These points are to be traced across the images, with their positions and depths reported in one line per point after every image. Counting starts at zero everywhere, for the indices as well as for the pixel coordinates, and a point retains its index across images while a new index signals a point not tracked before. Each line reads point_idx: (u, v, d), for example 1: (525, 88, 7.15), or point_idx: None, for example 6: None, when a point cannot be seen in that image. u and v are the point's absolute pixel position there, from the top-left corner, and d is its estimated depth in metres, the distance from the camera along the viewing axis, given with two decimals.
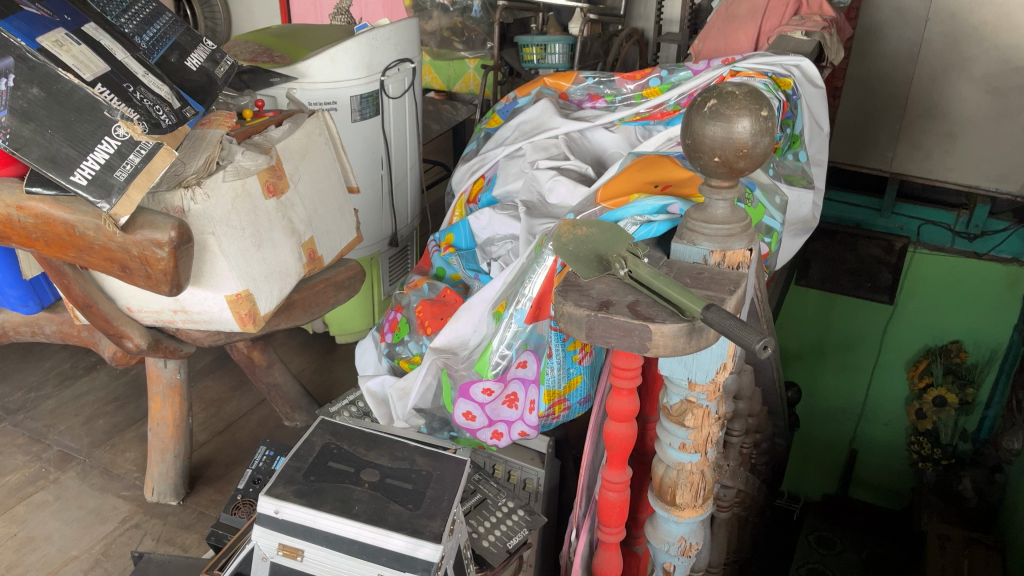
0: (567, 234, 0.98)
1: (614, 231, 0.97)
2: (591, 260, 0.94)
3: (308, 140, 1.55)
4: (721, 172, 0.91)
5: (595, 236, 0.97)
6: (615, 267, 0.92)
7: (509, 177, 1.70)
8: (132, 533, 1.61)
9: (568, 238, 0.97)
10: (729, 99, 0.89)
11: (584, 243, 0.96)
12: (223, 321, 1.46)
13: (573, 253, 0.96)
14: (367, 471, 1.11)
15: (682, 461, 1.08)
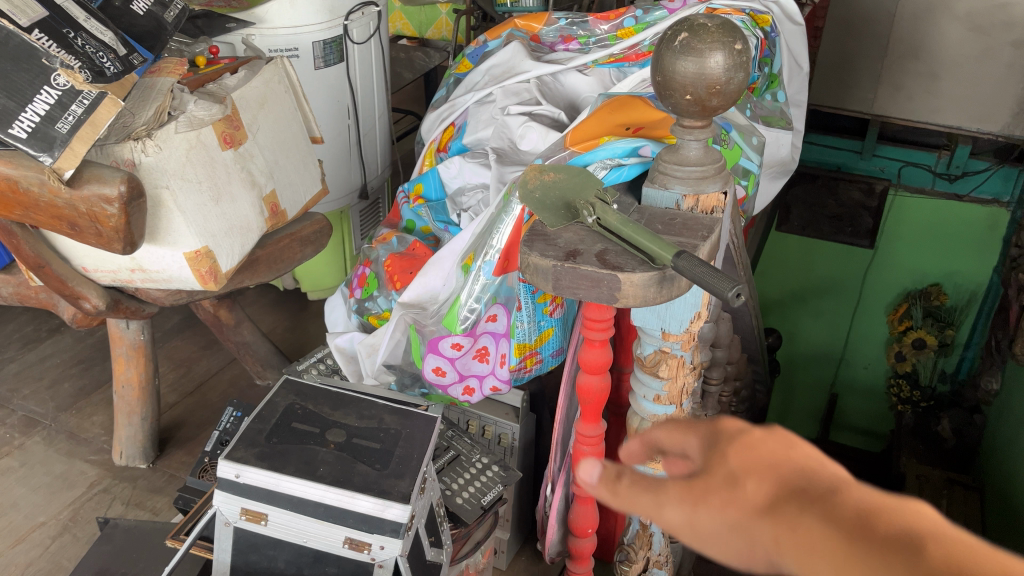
0: (533, 184, 0.94)
1: (583, 179, 0.92)
2: (557, 209, 0.90)
3: (268, 89, 1.49)
4: (694, 111, 0.86)
5: (563, 184, 0.93)
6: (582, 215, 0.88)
7: (479, 125, 1.65)
8: (100, 497, 1.58)
9: (535, 189, 0.94)
10: (700, 32, 0.83)
11: (552, 191, 0.92)
12: (184, 280, 1.41)
13: (540, 203, 0.92)
14: (332, 431, 1.08)
15: (656, 413, 1.06)
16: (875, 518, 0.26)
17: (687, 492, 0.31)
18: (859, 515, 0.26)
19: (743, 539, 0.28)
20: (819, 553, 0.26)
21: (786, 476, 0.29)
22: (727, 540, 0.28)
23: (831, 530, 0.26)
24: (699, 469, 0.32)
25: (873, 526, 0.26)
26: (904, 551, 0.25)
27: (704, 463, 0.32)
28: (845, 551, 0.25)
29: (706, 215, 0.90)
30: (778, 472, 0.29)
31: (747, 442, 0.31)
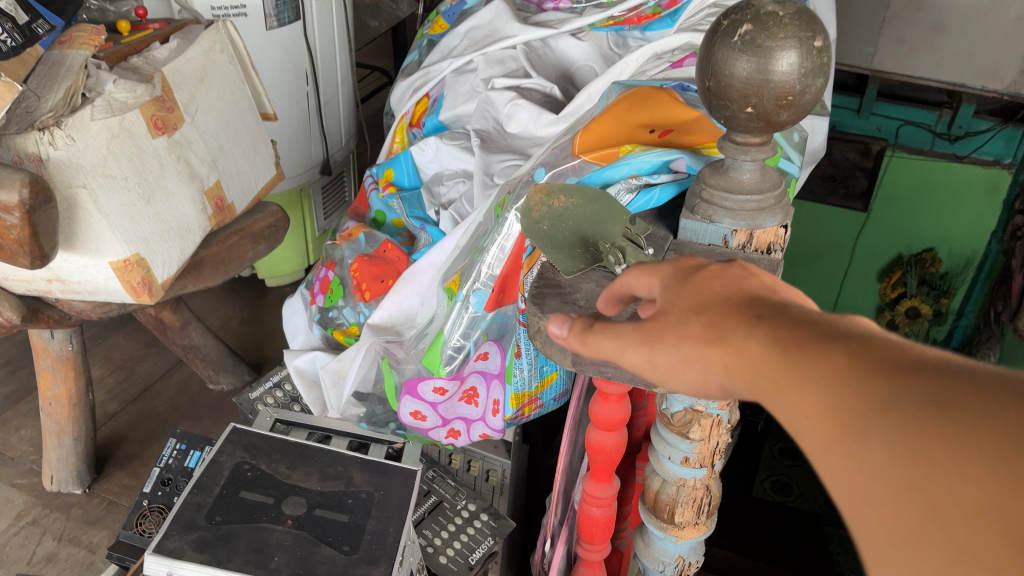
0: (540, 211, 0.74)
1: (604, 212, 0.73)
2: (573, 249, 0.70)
3: (206, 60, 1.25)
4: (755, 126, 0.66)
5: (578, 215, 0.73)
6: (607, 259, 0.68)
7: (458, 99, 1.44)
8: (28, 532, 1.37)
9: (541, 218, 0.73)
10: (769, 22, 0.62)
11: (564, 224, 0.73)
12: (113, 293, 1.18)
13: (549, 239, 0.72)
14: (290, 501, 0.88)
15: (682, 476, 0.89)
16: (792, 321, 0.41)
17: (643, 333, 0.49)
18: (782, 323, 0.41)
19: (696, 364, 0.45)
20: (757, 362, 0.41)
21: (728, 300, 0.46)
22: (682, 365, 0.46)
23: (763, 331, 0.41)
24: (661, 295, 0.50)
25: (790, 326, 0.41)
26: (809, 334, 0.39)
27: (664, 292, 0.50)
28: (767, 349, 0.40)
29: (762, 256, 0.71)
30: (717, 296, 0.47)
31: (699, 283, 0.48)
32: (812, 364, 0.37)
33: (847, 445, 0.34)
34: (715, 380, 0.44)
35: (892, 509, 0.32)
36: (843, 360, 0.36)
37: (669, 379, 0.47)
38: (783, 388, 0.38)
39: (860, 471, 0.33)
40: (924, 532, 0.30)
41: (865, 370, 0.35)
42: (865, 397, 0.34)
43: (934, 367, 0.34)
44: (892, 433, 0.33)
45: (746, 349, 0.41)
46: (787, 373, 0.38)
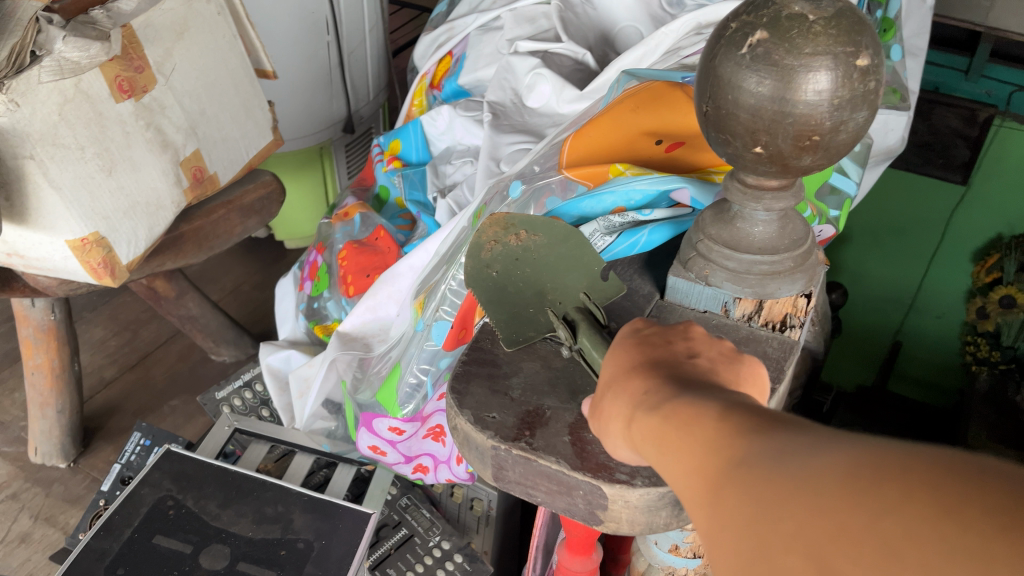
0: (494, 249, 0.55)
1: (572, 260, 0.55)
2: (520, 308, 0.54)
3: (189, 12, 1.10)
4: (768, 170, 0.48)
5: (540, 260, 0.55)
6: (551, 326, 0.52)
7: (481, 61, 1.27)
8: (7, 506, 1.32)
9: (494, 258, 0.55)
10: (792, 31, 0.43)
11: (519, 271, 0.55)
12: (73, 272, 1.08)
13: (497, 291, 0.55)
14: (210, 551, 0.77)
15: (672, 565, 0.72)
16: (671, 369, 0.39)
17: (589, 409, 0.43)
18: (672, 386, 0.37)
19: (610, 439, 0.40)
20: (642, 428, 0.36)
21: (639, 357, 0.41)
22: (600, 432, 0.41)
23: (640, 379, 0.39)
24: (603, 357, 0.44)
25: (676, 388, 0.37)
26: (690, 394, 0.36)
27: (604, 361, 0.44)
28: (648, 413, 0.36)
29: (772, 334, 0.53)
30: (626, 353, 0.42)
31: (615, 353, 0.43)
32: (672, 410, 0.35)
33: (709, 504, 0.31)
34: (624, 453, 0.39)
35: (725, 550, 0.29)
36: (705, 407, 0.34)
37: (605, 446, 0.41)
38: (661, 449, 0.35)
39: (706, 516, 0.31)
40: (749, 569, 0.28)
41: (725, 428, 0.32)
42: (724, 455, 0.31)
43: (789, 418, 0.32)
44: (733, 476, 0.30)
45: (619, 401, 0.39)
46: (663, 432, 0.35)
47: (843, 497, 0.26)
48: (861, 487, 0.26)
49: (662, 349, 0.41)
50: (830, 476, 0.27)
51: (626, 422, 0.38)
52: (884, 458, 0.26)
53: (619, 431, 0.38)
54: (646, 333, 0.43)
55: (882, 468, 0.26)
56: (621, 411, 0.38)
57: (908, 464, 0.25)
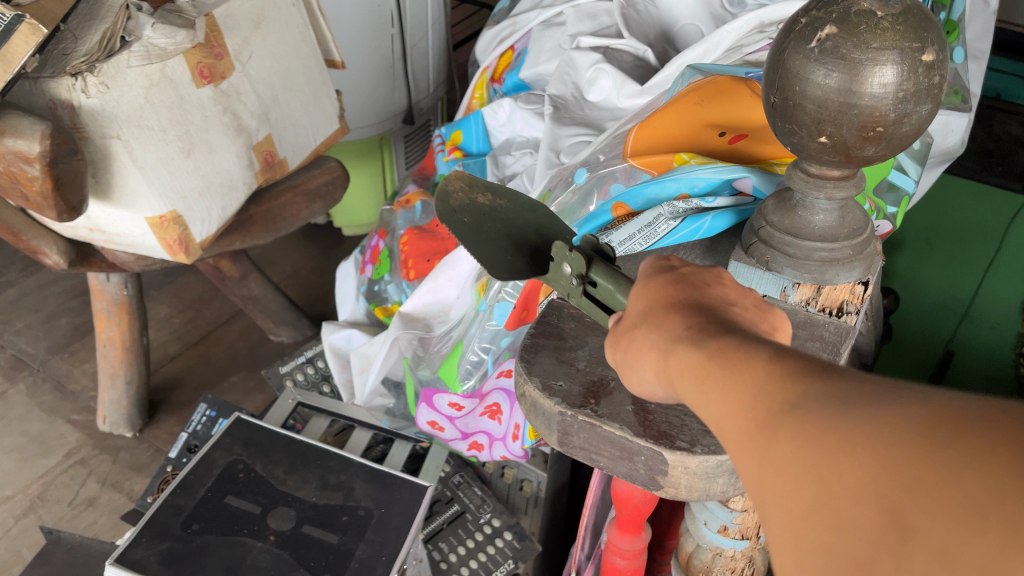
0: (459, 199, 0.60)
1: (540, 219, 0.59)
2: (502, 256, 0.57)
3: (265, 3, 1.15)
4: (833, 160, 0.50)
5: (503, 217, 0.59)
6: (562, 273, 0.53)
7: (542, 56, 1.29)
8: (75, 471, 1.38)
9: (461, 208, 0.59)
10: (861, 26, 0.45)
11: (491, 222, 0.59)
12: (150, 248, 1.14)
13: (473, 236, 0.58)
14: (277, 513, 0.81)
15: (721, 545, 0.74)
16: (709, 312, 0.41)
17: (615, 333, 0.45)
18: (715, 329, 0.38)
19: (634, 367, 0.42)
20: (684, 368, 0.38)
21: (674, 297, 0.43)
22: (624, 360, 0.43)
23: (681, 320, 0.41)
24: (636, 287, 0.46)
25: (719, 332, 0.38)
26: (735, 338, 0.37)
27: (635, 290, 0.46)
28: (693, 353, 0.38)
29: (828, 320, 0.55)
30: (659, 292, 0.44)
31: (650, 288, 0.44)
32: (726, 355, 0.36)
33: (766, 449, 0.32)
34: (651, 388, 0.41)
35: (786, 494, 0.30)
36: (755, 353, 0.35)
37: (623, 376, 0.43)
38: (708, 391, 0.36)
39: (765, 462, 0.31)
40: (812, 513, 0.28)
41: (782, 377, 0.33)
42: (782, 401, 0.32)
43: (846, 370, 0.33)
44: (793, 423, 0.31)
45: (654, 334, 0.41)
46: (711, 375, 0.36)
47: (917, 449, 0.26)
48: (935, 440, 0.26)
49: (698, 289, 0.43)
50: (900, 426, 0.27)
51: (664, 357, 0.39)
52: (957, 411, 0.27)
53: (652, 362, 0.40)
54: (683, 272, 0.44)
55: (957, 422, 0.26)
56: (657, 344, 0.40)
57: (985, 419, 0.26)
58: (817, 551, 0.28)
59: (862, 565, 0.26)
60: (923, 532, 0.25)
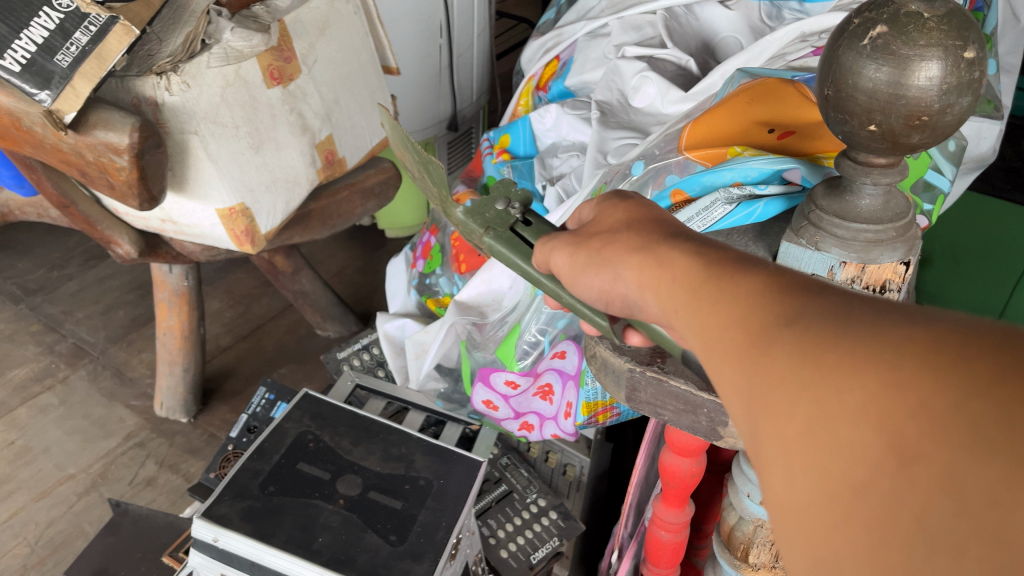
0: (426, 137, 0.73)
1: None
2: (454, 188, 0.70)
3: (331, 11, 1.22)
4: (880, 147, 0.55)
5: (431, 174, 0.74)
6: (496, 208, 0.65)
7: (587, 65, 1.35)
8: (134, 453, 1.45)
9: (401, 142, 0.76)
10: (909, 26, 0.51)
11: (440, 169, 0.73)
12: (218, 238, 1.21)
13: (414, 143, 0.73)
14: (345, 479, 0.87)
15: (761, 517, 0.79)
16: (715, 245, 0.44)
17: (573, 243, 0.54)
18: (712, 248, 0.43)
19: (611, 267, 0.49)
20: (673, 280, 0.43)
21: (644, 219, 0.51)
22: (591, 261, 0.51)
23: (687, 254, 0.44)
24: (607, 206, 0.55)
25: (716, 250, 0.43)
26: (736, 260, 0.40)
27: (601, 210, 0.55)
28: (692, 265, 0.42)
29: (873, 296, 0.61)
30: (637, 213, 0.53)
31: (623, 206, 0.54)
32: (731, 289, 0.38)
33: (762, 369, 0.33)
34: (621, 287, 0.48)
35: (781, 417, 0.31)
36: (755, 280, 0.38)
37: (583, 275, 0.52)
38: (705, 307, 0.39)
39: (763, 384, 0.33)
40: (808, 432, 0.30)
41: (784, 307, 0.35)
42: (782, 329, 0.34)
43: (848, 298, 0.34)
44: (795, 351, 0.32)
45: (653, 258, 0.45)
46: (706, 294, 0.39)
47: (920, 377, 0.27)
48: (942, 366, 0.27)
49: (662, 219, 0.51)
50: (904, 354, 0.28)
51: (655, 262, 0.45)
52: (962, 340, 0.27)
53: (643, 275, 0.46)
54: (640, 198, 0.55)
55: (961, 353, 0.27)
56: (639, 253, 0.47)
57: (989, 349, 0.27)
58: (813, 471, 0.29)
59: (860, 489, 0.27)
60: (923, 460, 0.26)
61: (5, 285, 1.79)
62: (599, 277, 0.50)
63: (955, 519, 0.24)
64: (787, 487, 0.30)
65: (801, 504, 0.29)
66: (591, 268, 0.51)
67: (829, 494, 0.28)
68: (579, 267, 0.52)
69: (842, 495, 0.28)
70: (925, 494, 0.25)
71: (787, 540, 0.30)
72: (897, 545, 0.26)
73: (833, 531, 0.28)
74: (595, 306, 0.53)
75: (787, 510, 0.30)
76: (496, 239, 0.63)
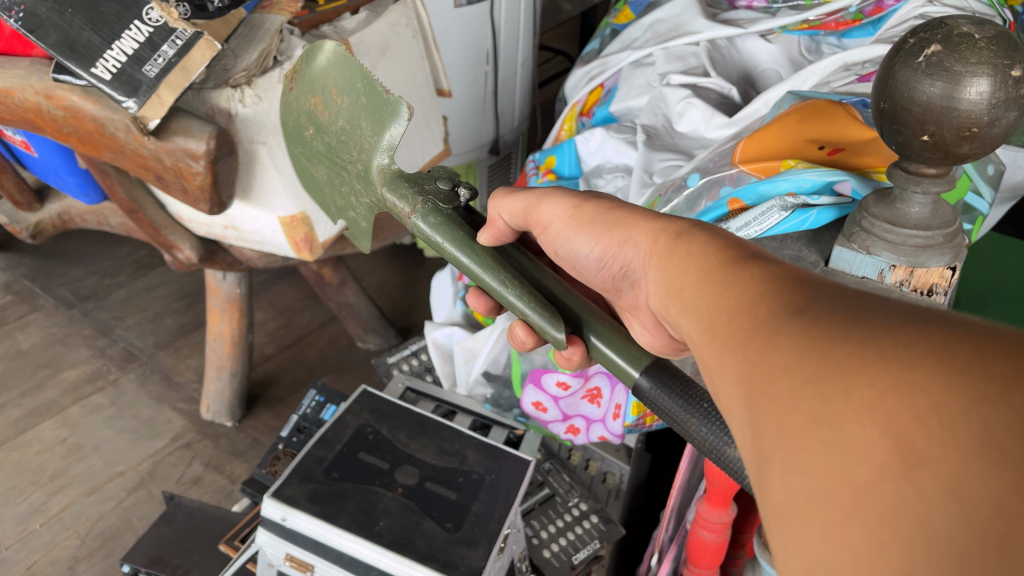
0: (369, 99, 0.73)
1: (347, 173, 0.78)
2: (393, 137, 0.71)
3: (391, 34, 1.29)
4: (932, 156, 0.60)
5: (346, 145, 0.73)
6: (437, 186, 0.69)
7: (632, 92, 1.40)
8: (181, 454, 1.50)
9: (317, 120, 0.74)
10: (961, 45, 0.56)
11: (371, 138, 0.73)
12: (278, 245, 1.27)
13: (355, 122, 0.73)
14: (403, 470, 0.91)
15: None
16: (726, 234, 0.47)
17: (570, 210, 0.62)
18: (722, 234, 0.47)
19: (621, 228, 0.57)
20: (688, 263, 0.46)
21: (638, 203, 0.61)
22: (604, 214, 0.60)
23: (699, 240, 0.48)
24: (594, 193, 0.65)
25: (731, 240, 0.46)
26: (747, 254, 0.43)
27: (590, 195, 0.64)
28: (707, 250, 0.46)
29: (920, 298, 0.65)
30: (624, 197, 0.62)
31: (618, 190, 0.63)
32: (740, 285, 0.40)
33: (766, 360, 0.35)
34: (627, 252, 0.55)
35: (782, 412, 0.32)
36: (763, 275, 0.40)
37: (582, 228, 0.61)
38: (716, 299, 0.41)
39: (767, 377, 0.34)
40: (810, 425, 0.30)
41: (790, 306, 0.36)
42: (786, 327, 0.35)
43: (850, 297, 0.35)
44: (801, 348, 0.33)
45: (669, 233, 0.51)
46: (720, 285, 0.42)
47: (932, 382, 0.28)
48: (955, 369, 0.28)
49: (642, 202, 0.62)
50: (914, 357, 0.30)
51: (677, 234, 0.50)
52: (971, 349, 0.29)
53: (655, 245, 0.51)
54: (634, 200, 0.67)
55: (972, 359, 0.29)
56: (650, 228, 0.53)
57: (999, 360, 0.28)
58: (811, 468, 0.30)
59: (861, 490, 0.28)
60: (929, 465, 0.27)
61: (58, 290, 1.86)
62: (607, 237, 0.58)
63: (960, 525, 0.26)
64: (784, 484, 0.31)
65: (797, 500, 0.30)
66: (598, 225, 0.59)
67: (829, 493, 0.29)
68: (582, 220, 0.61)
69: (843, 495, 0.28)
70: (930, 498, 0.26)
71: (778, 535, 0.30)
72: (897, 547, 0.26)
73: (828, 529, 0.28)
74: (585, 260, 0.61)
75: (780, 505, 0.31)
76: (432, 211, 0.67)
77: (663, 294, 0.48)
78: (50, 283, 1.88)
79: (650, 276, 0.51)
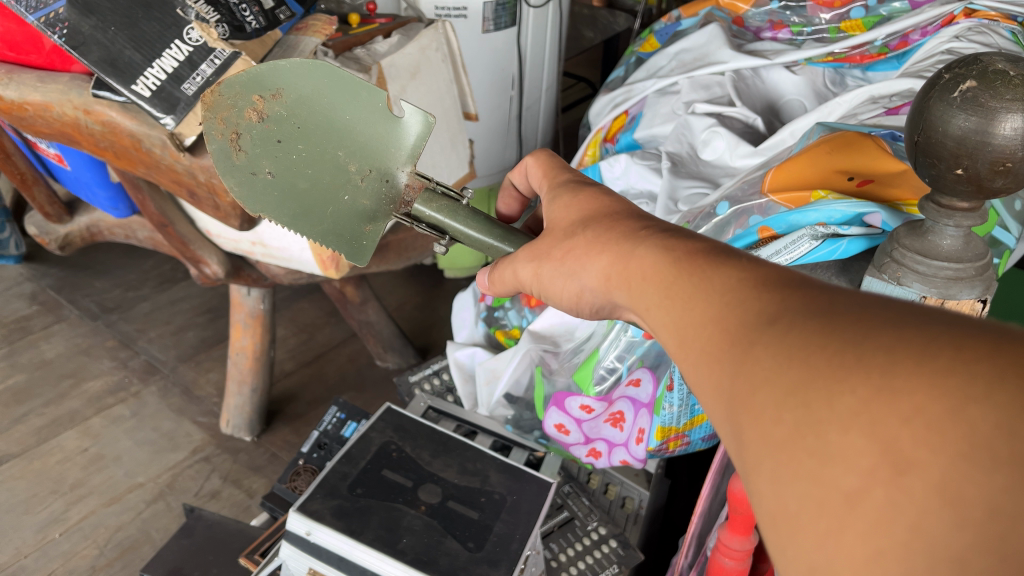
0: (240, 140, 0.62)
1: (339, 98, 0.64)
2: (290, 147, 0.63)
3: (422, 57, 1.31)
4: (965, 189, 0.60)
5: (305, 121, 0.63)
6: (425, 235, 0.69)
7: (657, 120, 1.42)
8: (200, 467, 1.50)
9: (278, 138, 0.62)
10: (996, 81, 0.56)
11: (288, 155, 0.63)
12: (305, 262, 1.29)
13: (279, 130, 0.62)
14: (426, 488, 0.92)
15: None
16: (682, 236, 0.45)
17: (532, 256, 0.58)
18: (675, 239, 0.44)
19: (575, 270, 0.53)
20: (646, 277, 0.44)
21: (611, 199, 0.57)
22: (561, 244, 0.55)
23: (654, 249, 0.45)
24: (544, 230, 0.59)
25: (684, 242, 0.43)
26: (707, 256, 0.40)
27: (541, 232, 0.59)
28: (661, 261, 0.43)
29: None
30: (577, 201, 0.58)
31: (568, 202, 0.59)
32: (705, 295, 0.38)
33: (742, 372, 0.33)
34: (588, 295, 0.52)
35: (766, 423, 0.30)
36: (725, 279, 0.38)
37: (549, 289, 0.57)
38: (683, 311, 0.39)
39: (746, 388, 0.32)
40: (795, 437, 0.29)
41: (757, 313, 0.34)
42: (755, 337, 0.33)
43: (821, 295, 0.33)
44: (776, 355, 0.31)
45: (619, 251, 0.48)
46: (685, 296, 0.39)
47: (915, 383, 0.27)
48: (938, 369, 0.27)
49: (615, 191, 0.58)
50: (896, 360, 0.28)
51: (625, 251, 0.47)
52: (954, 344, 0.27)
53: (611, 269, 0.48)
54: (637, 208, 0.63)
55: (955, 357, 0.27)
56: (603, 244, 0.50)
57: (983, 355, 0.26)
58: (800, 478, 0.28)
59: (851, 498, 0.27)
60: (918, 468, 0.26)
61: (83, 302, 1.88)
62: (568, 285, 0.54)
63: (954, 528, 0.25)
64: (775, 495, 0.29)
65: (789, 512, 0.28)
66: (558, 276, 0.55)
67: (819, 502, 0.27)
68: (546, 280, 0.57)
69: (833, 504, 0.27)
70: (923, 502, 0.25)
71: (778, 545, 0.29)
72: (894, 554, 0.25)
73: (822, 538, 0.27)
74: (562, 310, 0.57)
75: (775, 517, 0.29)
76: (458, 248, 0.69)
77: (634, 313, 0.45)
78: (76, 294, 1.90)
79: (617, 299, 0.48)
